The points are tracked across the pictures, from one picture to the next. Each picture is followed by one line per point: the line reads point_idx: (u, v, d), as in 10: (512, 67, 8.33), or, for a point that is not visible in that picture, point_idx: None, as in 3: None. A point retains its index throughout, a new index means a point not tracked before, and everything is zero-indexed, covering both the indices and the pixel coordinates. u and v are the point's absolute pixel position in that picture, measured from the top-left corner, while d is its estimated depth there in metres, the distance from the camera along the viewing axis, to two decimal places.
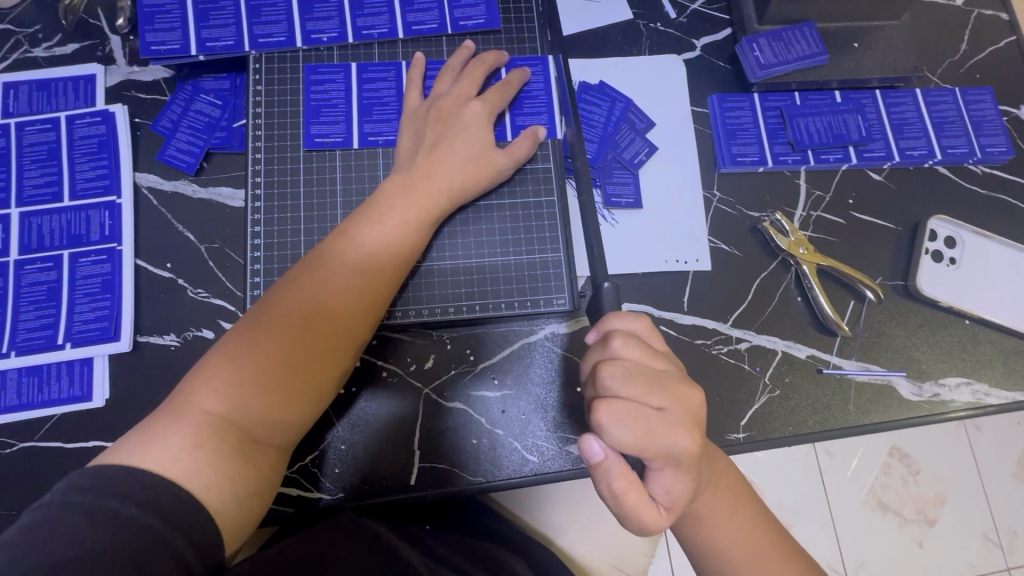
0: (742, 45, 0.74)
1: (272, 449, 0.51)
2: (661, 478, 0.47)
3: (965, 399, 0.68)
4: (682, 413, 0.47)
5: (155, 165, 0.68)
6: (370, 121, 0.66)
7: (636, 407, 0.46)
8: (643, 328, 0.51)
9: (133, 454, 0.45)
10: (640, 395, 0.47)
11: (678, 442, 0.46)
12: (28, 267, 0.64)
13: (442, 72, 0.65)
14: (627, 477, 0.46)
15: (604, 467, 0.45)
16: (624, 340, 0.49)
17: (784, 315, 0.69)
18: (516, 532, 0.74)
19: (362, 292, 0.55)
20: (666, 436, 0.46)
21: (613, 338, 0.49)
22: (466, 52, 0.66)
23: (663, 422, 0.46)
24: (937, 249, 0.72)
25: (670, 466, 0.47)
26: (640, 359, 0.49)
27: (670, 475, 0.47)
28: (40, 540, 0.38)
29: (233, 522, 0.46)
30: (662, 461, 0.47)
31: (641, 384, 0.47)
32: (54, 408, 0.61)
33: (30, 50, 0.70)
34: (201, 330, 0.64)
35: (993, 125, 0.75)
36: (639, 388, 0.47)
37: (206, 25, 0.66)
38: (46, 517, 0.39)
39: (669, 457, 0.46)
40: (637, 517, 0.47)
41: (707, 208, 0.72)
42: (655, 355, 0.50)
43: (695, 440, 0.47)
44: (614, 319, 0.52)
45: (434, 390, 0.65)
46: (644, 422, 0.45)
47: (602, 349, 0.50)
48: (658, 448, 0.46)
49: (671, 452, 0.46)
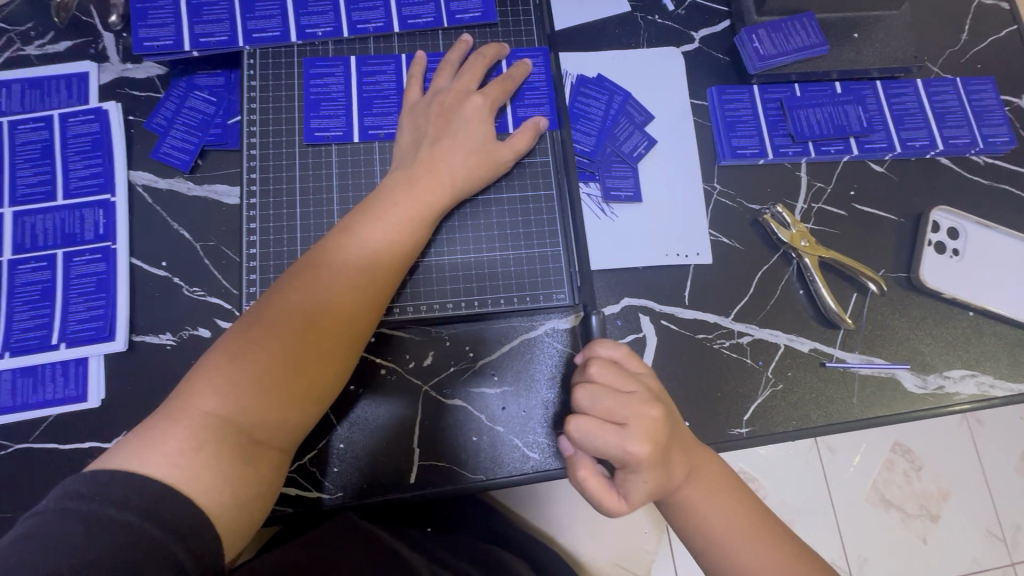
0: (741, 37, 0.74)
1: (274, 451, 0.50)
2: (625, 480, 0.50)
3: (969, 392, 0.67)
4: (643, 425, 0.48)
5: (150, 163, 0.67)
6: (371, 114, 0.65)
7: (595, 420, 0.49)
8: (623, 353, 0.54)
9: (129, 459, 0.44)
10: (604, 410, 0.50)
11: (632, 450, 0.48)
12: (21, 267, 0.63)
13: (440, 67, 0.65)
14: (590, 467, 0.52)
15: (572, 460, 0.52)
16: (598, 365, 0.53)
17: (786, 309, 0.68)
18: (517, 530, 0.73)
19: (367, 290, 0.54)
20: (620, 446, 0.48)
21: (590, 363, 0.53)
22: (464, 46, 0.66)
23: (621, 436, 0.48)
24: (939, 240, 0.71)
25: (632, 471, 0.49)
26: (610, 381, 0.52)
27: (634, 479, 0.49)
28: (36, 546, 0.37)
29: (231, 527, 0.45)
30: (623, 466, 0.49)
31: (608, 399, 0.50)
32: (49, 408, 0.60)
33: (23, 48, 0.69)
34: (197, 329, 0.63)
35: (995, 115, 0.75)
36: (606, 403, 0.50)
37: (199, 20, 0.65)
38: (43, 524, 0.39)
39: (627, 463, 0.49)
40: (604, 505, 0.50)
41: (707, 201, 0.71)
42: (626, 377, 0.52)
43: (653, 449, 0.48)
44: (599, 345, 0.55)
45: (433, 388, 0.64)
46: (602, 432, 0.48)
47: (581, 371, 0.54)
48: (613, 455, 0.48)
49: (629, 458, 0.48)
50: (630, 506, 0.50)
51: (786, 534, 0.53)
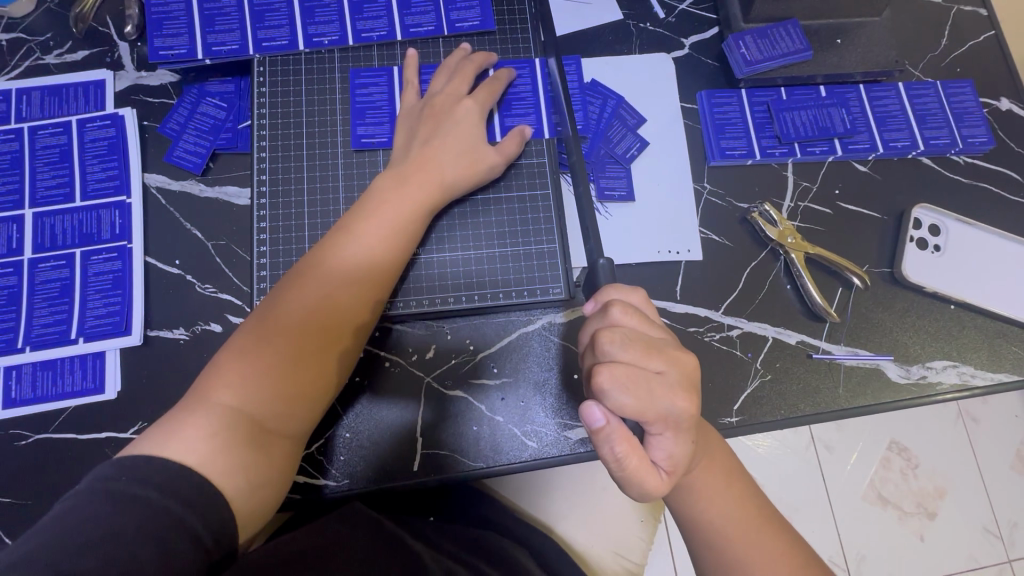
0: (729, 43, 0.77)
1: (284, 438, 0.53)
2: (660, 442, 0.48)
3: (951, 381, 0.70)
4: (679, 375, 0.48)
5: (164, 166, 0.70)
6: (363, 124, 0.68)
7: (634, 370, 0.46)
8: (638, 299, 0.53)
9: (152, 445, 0.47)
10: (640, 358, 0.47)
11: (676, 403, 0.47)
12: (41, 266, 0.66)
13: (438, 72, 0.68)
14: (628, 441, 0.47)
15: (606, 432, 0.46)
16: (621, 309, 0.50)
17: (774, 303, 0.71)
18: (517, 519, 0.76)
19: (364, 287, 0.58)
20: (665, 398, 0.47)
21: (613, 305, 0.50)
22: (462, 53, 0.69)
23: (662, 384, 0.47)
24: (921, 237, 0.74)
25: (668, 429, 0.48)
26: (637, 326, 0.50)
27: (671, 439, 0.48)
28: (65, 518, 0.40)
29: (246, 509, 0.48)
30: (660, 425, 0.47)
31: (639, 347, 0.48)
32: (68, 400, 0.63)
33: (42, 57, 0.72)
34: (209, 324, 0.66)
35: (974, 117, 0.78)
36: (638, 352, 0.47)
37: (211, 30, 0.68)
38: (74, 502, 0.41)
39: (668, 421, 0.47)
40: (640, 482, 0.48)
41: (698, 200, 0.74)
42: (651, 322, 0.50)
43: (693, 402, 0.48)
44: (612, 290, 0.53)
45: (435, 379, 0.67)
46: (643, 385, 0.46)
47: (599, 317, 0.51)
48: (658, 412, 0.47)
49: (670, 414, 0.47)
50: (668, 475, 0.49)
51: (786, 531, 0.55)
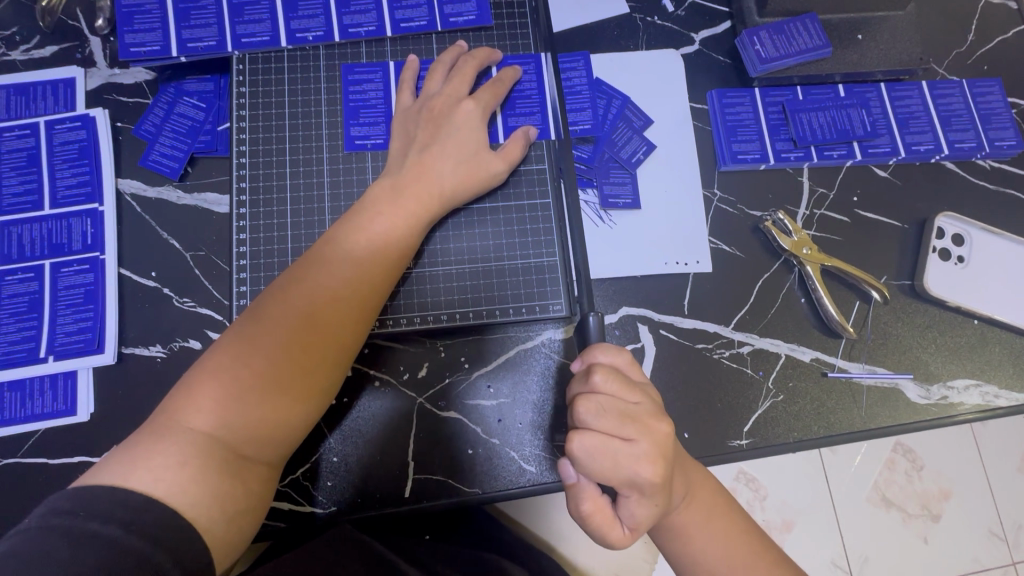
0: (743, 38, 0.72)
1: (261, 465, 0.49)
2: (627, 504, 0.46)
3: (973, 402, 0.66)
4: (650, 445, 0.45)
5: (139, 170, 0.66)
6: (357, 123, 0.64)
7: (600, 439, 0.45)
8: (625, 361, 0.49)
9: (114, 474, 0.43)
10: (610, 427, 0.45)
11: (641, 471, 0.45)
12: (8, 278, 0.62)
13: (433, 70, 0.63)
14: (595, 500, 0.47)
15: (577, 488, 0.47)
16: (604, 374, 0.47)
17: (787, 318, 0.67)
18: (515, 541, 0.72)
19: (353, 302, 0.53)
20: (629, 467, 0.45)
21: (594, 371, 0.47)
22: (458, 51, 0.64)
23: (628, 454, 0.45)
24: (944, 247, 0.70)
25: (636, 493, 0.46)
26: (617, 394, 0.46)
27: (637, 504, 0.46)
28: (18, 562, 0.36)
29: (221, 542, 0.44)
30: (627, 488, 0.46)
31: (613, 415, 0.45)
32: (38, 422, 0.59)
33: (8, 53, 0.68)
34: (188, 341, 0.62)
35: (1002, 118, 0.73)
36: (611, 420, 0.45)
37: (187, 25, 0.64)
38: (26, 541, 0.38)
39: (633, 486, 0.45)
40: (602, 534, 0.47)
41: (707, 208, 0.70)
42: (632, 387, 0.47)
43: (661, 471, 0.45)
44: (599, 350, 0.49)
45: (428, 400, 0.63)
46: (608, 453, 0.44)
47: (581, 381, 0.48)
48: (622, 477, 0.45)
49: (635, 480, 0.45)
50: (631, 531, 0.47)
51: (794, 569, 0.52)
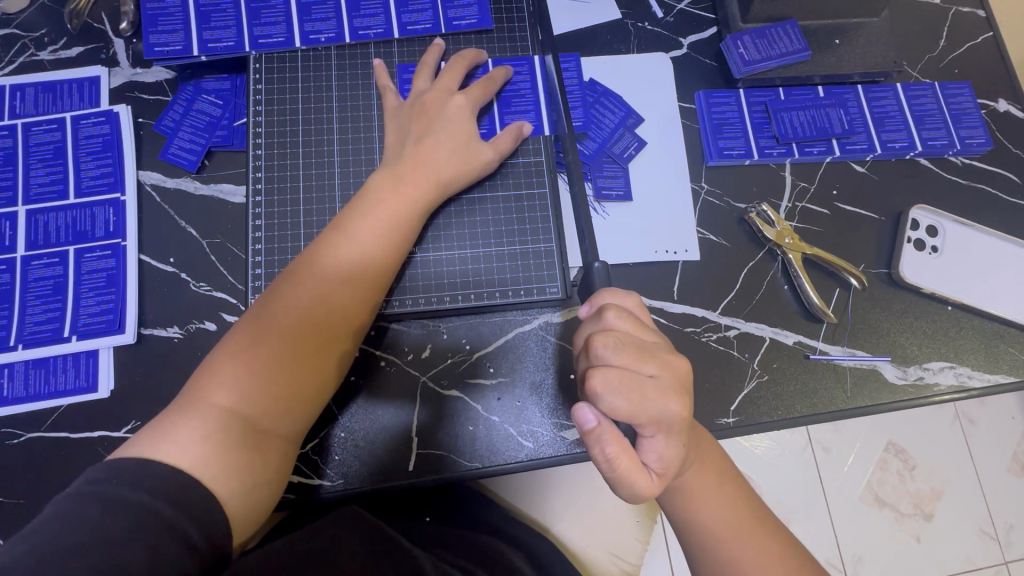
0: (728, 43, 0.77)
1: (279, 439, 0.52)
2: (652, 444, 0.49)
3: (948, 382, 0.70)
4: (671, 379, 0.49)
5: (158, 163, 0.70)
6: None
7: (625, 373, 0.47)
8: (634, 304, 0.54)
9: (143, 446, 0.46)
10: (631, 362, 0.48)
11: (669, 406, 0.48)
12: (34, 263, 0.66)
13: (418, 70, 0.67)
14: (618, 441, 0.47)
15: (597, 432, 0.47)
16: (617, 313, 0.51)
17: (771, 303, 0.71)
18: (513, 521, 0.75)
19: (360, 285, 0.57)
20: (657, 402, 0.47)
21: (608, 310, 0.51)
22: (478, 54, 0.69)
23: (655, 388, 0.47)
24: (918, 237, 0.74)
25: (662, 431, 0.48)
26: (631, 331, 0.50)
27: (662, 441, 0.49)
28: (54, 522, 0.38)
29: (240, 511, 0.47)
30: (653, 428, 0.48)
31: (633, 350, 0.48)
32: (60, 399, 0.62)
33: (37, 53, 0.72)
34: (204, 323, 0.66)
35: (972, 118, 0.78)
36: (631, 356, 0.48)
37: (207, 26, 0.68)
38: (63, 507, 0.39)
39: (661, 423, 0.48)
40: (633, 483, 0.48)
41: (696, 200, 0.74)
42: (644, 326, 0.51)
43: (685, 405, 0.48)
44: (608, 295, 0.54)
45: (431, 379, 0.67)
46: (634, 386, 0.47)
47: (594, 322, 0.52)
48: (651, 414, 0.47)
49: (664, 416, 0.48)
50: (659, 476, 0.50)
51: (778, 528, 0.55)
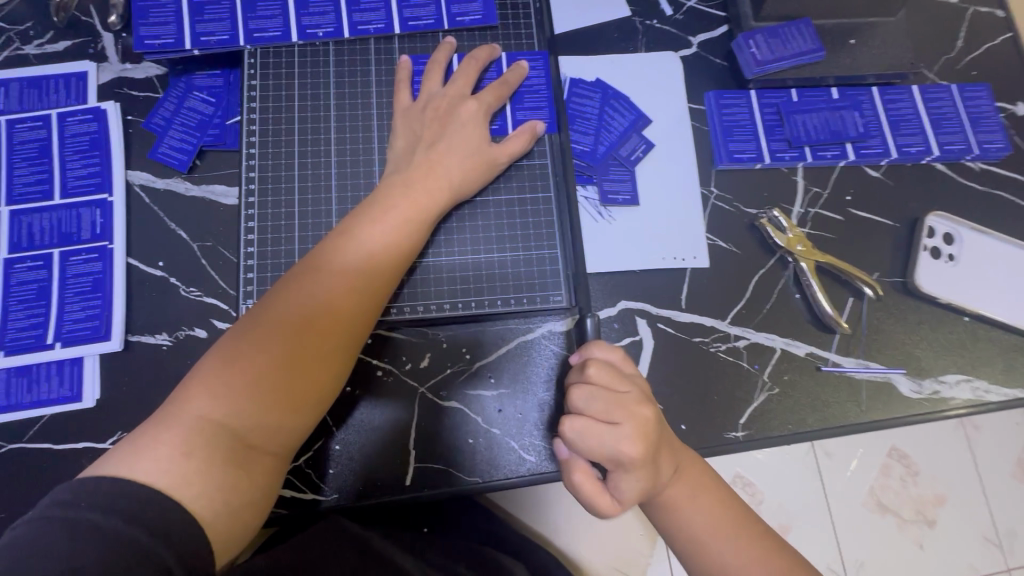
0: (739, 42, 0.74)
1: (268, 456, 0.49)
2: (618, 481, 0.50)
3: (964, 396, 0.68)
4: (634, 426, 0.50)
5: (148, 162, 0.67)
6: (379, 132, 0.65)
7: (588, 419, 0.50)
8: (617, 356, 0.55)
9: (120, 464, 0.43)
10: (597, 409, 0.51)
11: (625, 449, 0.49)
12: (17, 266, 0.63)
13: (430, 72, 0.65)
14: (583, 472, 0.52)
15: (566, 462, 0.52)
16: (596, 365, 0.53)
17: (782, 312, 0.69)
18: (514, 534, 0.73)
19: (365, 292, 0.54)
20: (612, 443, 0.49)
21: (587, 363, 0.54)
22: (491, 51, 0.66)
23: (613, 433, 0.49)
24: (935, 245, 0.72)
25: (623, 472, 0.50)
26: (606, 380, 0.52)
27: (630, 479, 0.50)
28: (22, 552, 0.36)
29: (224, 534, 0.44)
30: (614, 467, 0.50)
31: (599, 395, 0.51)
32: (43, 408, 0.60)
33: (22, 48, 0.69)
34: (193, 330, 0.63)
35: (991, 122, 0.75)
36: (599, 403, 0.51)
37: (200, 19, 0.65)
38: (31, 533, 0.37)
39: (619, 462, 0.50)
40: (594, 507, 0.52)
41: (705, 205, 0.72)
42: (623, 377, 0.53)
43: (642, 448, 0.49)
44: (594, 346, 0.55)
45: (430, 390, 0.64)
46: (593, 430, 0.50)
47: (577, 370, 0.55)
48: (607, 454, 0.49)
49: (618, 457, 0.49)
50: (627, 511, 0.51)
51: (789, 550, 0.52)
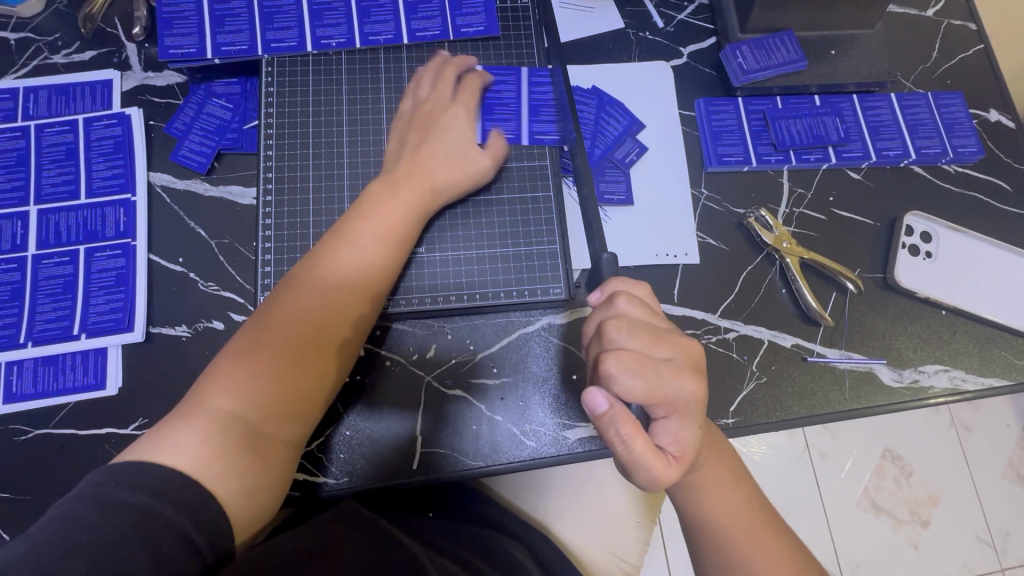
0: (726, 52, 0.79)
1: (281, 445, 0.52)
2: (666, 427, 0.49)
3: (943, 385, 0.71)
4: (684, 359, 0.50)
5: (169, 164, 0.71)
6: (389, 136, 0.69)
7: (639, 356, 0.48)
8: (642, 291, 0.55)
9: (146, 450, 0.46)
10: (644, 344, 0.49)
11: (685, 386, 0.48)
12: (45, 262, 0.67)
13: (421, 75, 0.68)
14: (633, 424, 0.47)
15: (610, 414, 0.47)
16: (627, 299, 0.52)
17: (769, 306, 0.72)
18: (515, 520, 0.76)
19: (357, 291, 0.58)
20: (674, 382, 0.48)
21: (618, 296, 0.52)
22: (467, 61, 0.70)
23: (669, 370, 0.48)
24: (913, 243, 0.76)
25: (675, 414, 0.49)
26: (642, 316, 0.51)
27: (676, 424, 0.49)
28: (67, 509, 0.39)
29: (243, 513, 0.47)
30: (667, 409, 0.49)
31: (644, 333, 0.50)
32: (69, 396, 0.63)
33: (50, 57, 0.73)
34: (212, 322, 0.67)
35: (964, 127, 0.80)
36: (644, 339, 0.49)
37: (221, 30, 0.70)
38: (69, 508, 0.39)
39: (676, 404, 0.49)
40: (647, 466, 0.47)
41: (695, 205, 0.76)
42: (655, 314, 0.52)
43: (700, 383, 0.49)
44: (617, 282, 0.55)
45: (435, 378, 0.68)
46: (648, 367, 0.48)
47: (605, 307, 0.52)
48: (667, 396, 0.48)
49: (679, 397, 0.48)
50: (675, 460, 0.49)
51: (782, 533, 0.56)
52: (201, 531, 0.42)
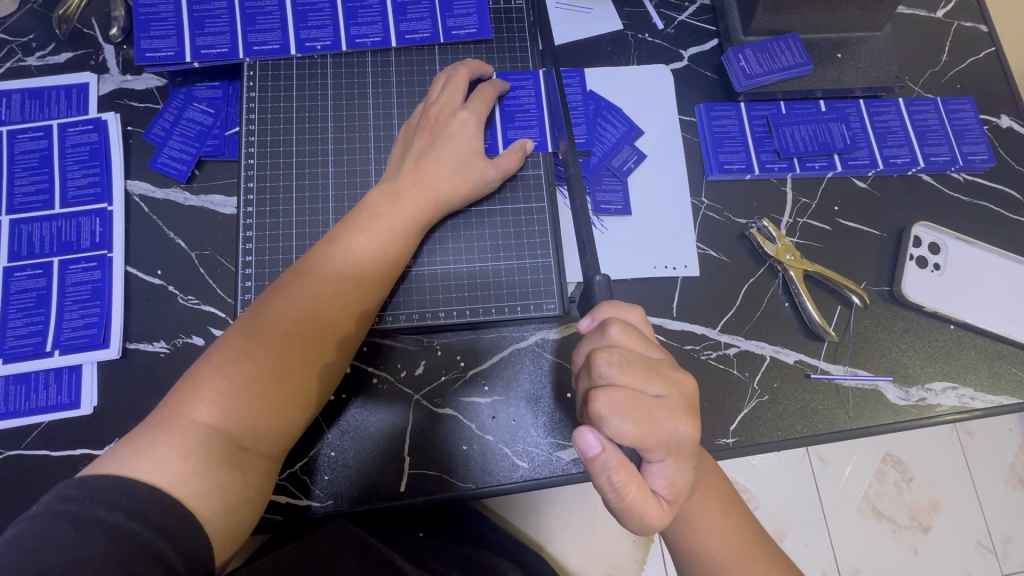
0: (729, 55, 0.76)
1: (263, 459, 0.50)
2: (660, 470, 0.47)
3: (950, 403, 0.69)
4: (679, 397, 0.47)
5: (147, 172, 0.68)
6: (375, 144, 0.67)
7: (632, 394, 0.45)
8: (636, 317, 0.52)
9: (120, 463, 0.43)
10: (637, 380, 0.46)
11: (679, 427, 0.46)
12: (17, 275, 0.64)
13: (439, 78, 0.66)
14: (625, 469, 0.45)
15: (602, 458, 0.44)
16: (620, 328, 0.49)
17: (771, 320, 0.70)
18: (507, 540, 0.74)
19: (352, 300, 0.55)
20: (668, 423, 0.45)
21: (611, 325, 0.49)
22: (478, 64, 0.67)
23: (663, 409, 0.46)
24: (920, 255, 0.73)
25: (670, 457, 0.46)
26: (634, 346, 0.49)
27: (670, 467, 0.47)
28: (25, 547, 0.36)
29: (220, 534, 0.45)
30: (661, 452, 0.46)
31: (637, 367, 0.47)
32: (41, 415, 0.60)
33: (24, 59, 0.70)
34: (191, 338, 0.64)
35: (975, 134, 0.77)
36: (637, 374, 0.46)
37: (200, 32, 0.67)
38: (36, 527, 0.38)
39: (670, 447, 0.46)
40: (641, 512, 0.46)
41: (695, 215, 0.73)
42: (648, 342, 0.50)
43: (693, 423, 0.47)
44: (609, 309, 0.52)
45: (424, 396, 0.65)
46: (642, 406, 0.45)
47: (597, 336, 0.50)
48: (662, 438, 0.45)
49: (673, 439, 0.46)
50: (667, 503, 0.48)
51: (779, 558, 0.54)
52: (172, 567, 0.39)
